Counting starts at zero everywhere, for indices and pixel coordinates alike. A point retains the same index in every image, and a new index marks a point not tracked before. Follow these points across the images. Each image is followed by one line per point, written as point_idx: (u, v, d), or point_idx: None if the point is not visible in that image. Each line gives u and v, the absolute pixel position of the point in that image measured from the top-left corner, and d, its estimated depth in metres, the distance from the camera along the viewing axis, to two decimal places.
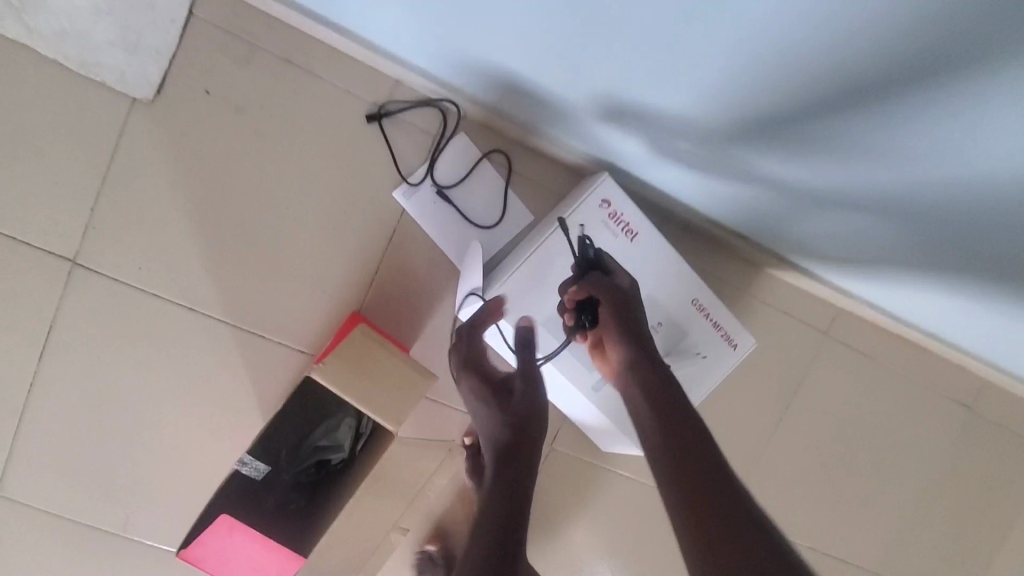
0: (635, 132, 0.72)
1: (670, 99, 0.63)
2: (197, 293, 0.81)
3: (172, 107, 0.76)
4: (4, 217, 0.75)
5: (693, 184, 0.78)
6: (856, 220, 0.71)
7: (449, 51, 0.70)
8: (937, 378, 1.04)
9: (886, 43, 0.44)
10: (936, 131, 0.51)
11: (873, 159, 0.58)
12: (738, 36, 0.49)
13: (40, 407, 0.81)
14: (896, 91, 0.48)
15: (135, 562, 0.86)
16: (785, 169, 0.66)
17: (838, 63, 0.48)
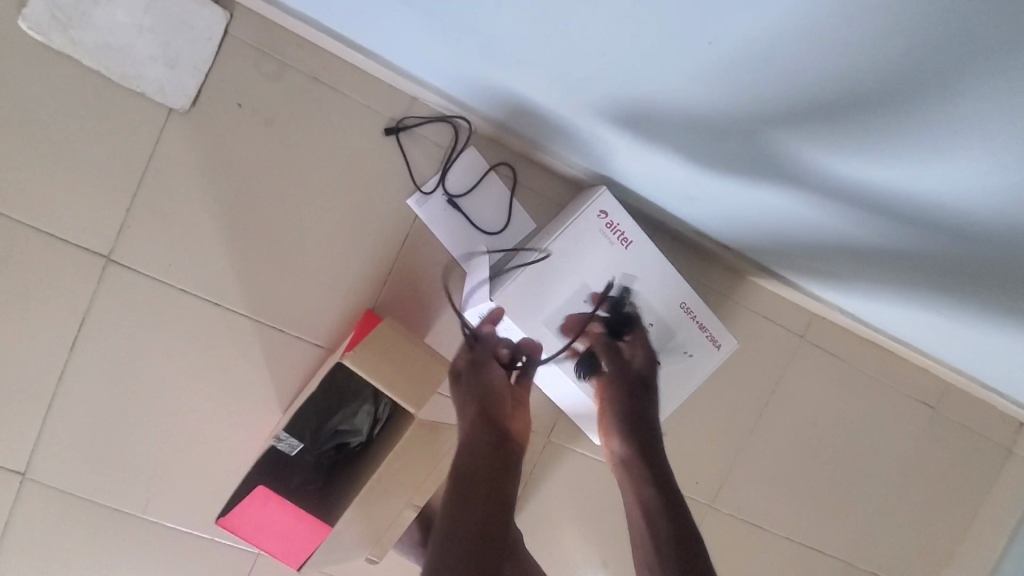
0: (638, 140, 0.75)
1: (670, 128, 0.68)
2: (222, 289, 0.87)
3: (207, 118, 0.83)
4: (45, 215, 0.81)
5: (690, 190, 0.82)
6: (841, 237, 0.77)
7: (464, 75, 0.78)
8: (903, 380, 1.13)
9: (865, 87, 0.49)
10: (913, 164, 0.56)
11: (857, 186, 0.64)
12: (731, 78, 0.55)
13: (68, 395, 0.86)
14: (875, 129, 0.54)
15: (154, 543, 0.91)
16: (780, 176, 0.68)
17: (824, 104, 0.53)
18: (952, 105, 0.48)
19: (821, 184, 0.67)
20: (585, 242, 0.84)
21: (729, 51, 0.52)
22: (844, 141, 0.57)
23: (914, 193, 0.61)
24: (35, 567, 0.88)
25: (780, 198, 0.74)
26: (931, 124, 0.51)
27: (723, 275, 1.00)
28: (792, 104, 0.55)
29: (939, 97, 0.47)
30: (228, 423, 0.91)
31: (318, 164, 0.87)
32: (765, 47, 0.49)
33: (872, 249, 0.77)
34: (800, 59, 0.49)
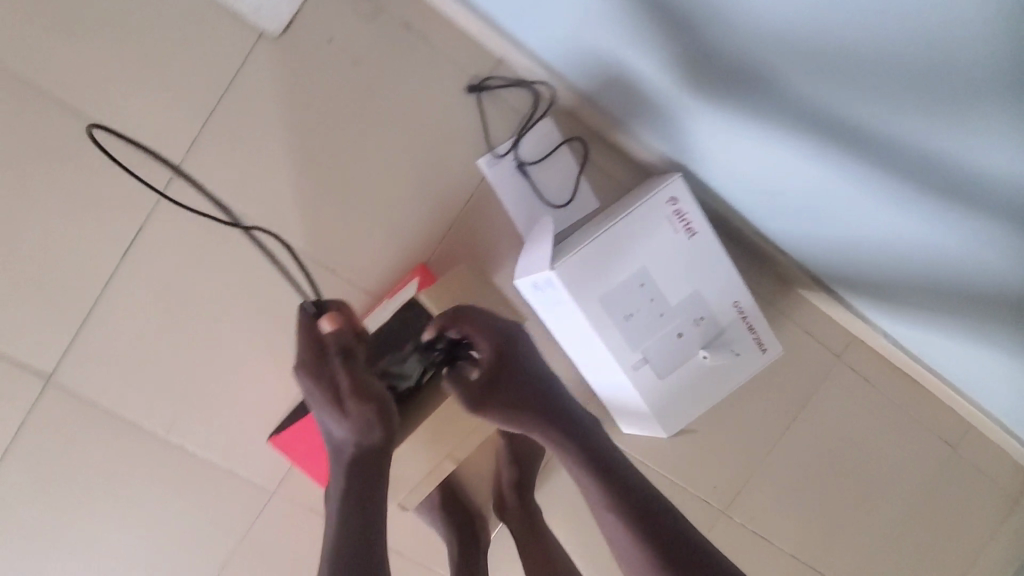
0: (695, 117, 0.77)
1: (717, 108, 0.73)
2: (282, 220, 0.86)
3: (296, 48, 0.84)
4: (121, 118, 0.81)
5: (749, 184, 0.82)
6: (899, 244, 0.76)
7: (566, 34, 0.77)
8: (926, 413, 1.13)
9: (877, 59, 0.53)
10: (933, 141, 0.58)
11: (894, 172, 0.65)
12: (766, 53, 0.61)
13: (112, 303, 0.85)
14: (891, 104, 0.57)
15: (172, 465, 0.90)
16: (809, 158, 0.71)
17: (843, 80, 0.58)
18: (956, 73, 0.50)
19: (865, 175, 0.68)
20: (651, 227, 0.84)
21: (765, 25, 0.58)
22: (866, 119, 0.60)
23: (942, 172, 0.61)
24: (50, 473, 0.87)
25: (832, 195, 0.74)
26: (945, 94, 0.53)
27: (771, 283, 1.01)
28: (825, 81, 0.59)
29: (943, 63, 0.50)
30: (266, 356, 0.90)
31: (396, 110, 0.87)
32: (799, 21, 0.55)
33: (932, 255, 0.75)
34: (822, 32, 0.54)
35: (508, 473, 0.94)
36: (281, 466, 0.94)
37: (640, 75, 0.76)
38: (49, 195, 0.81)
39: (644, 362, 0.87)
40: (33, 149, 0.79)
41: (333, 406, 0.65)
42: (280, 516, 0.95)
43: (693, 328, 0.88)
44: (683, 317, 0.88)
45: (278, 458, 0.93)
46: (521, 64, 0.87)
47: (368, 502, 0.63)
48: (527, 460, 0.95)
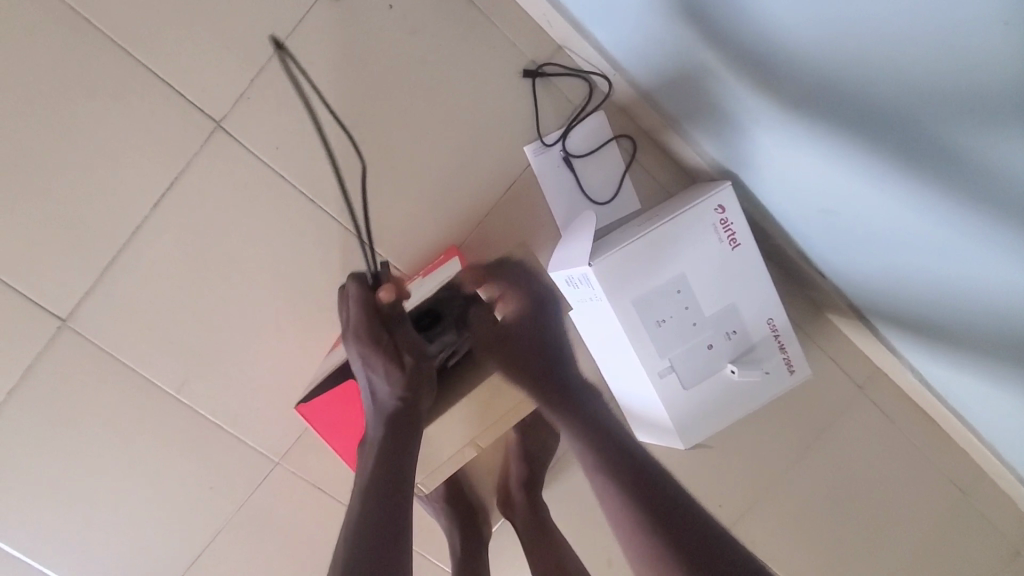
0: (739, 114, 0.75)
1: (749, 99, 0.71)
2: (320, 186, 0.85)
3: (356, 11, 0.82)
4: (170, 63, 0.79)
5: (795, 196, 0.80)
6: (942, 265, 0.70)
7: (629, 26, 0.77)
8: (941, 455, 1.12)
9: (888, 50, 0.51)
10: (948, 146, 0.54)
11: (918, 180, 0.60)
12: (789, 44, 0.60)
13: (137, 252, 0.83)
14: (904, 103, 0.54)
15: (179, 425, 0.88)
16: (841, 169, 0.68)
17: (860, 76, 0.56)
18: (967, 74, 0.47)
19: (892, 183, 0.64)
20: (695, 233, 0.82)
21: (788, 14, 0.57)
22: (881, 118, 0.58)
23: (963, 180, 0.56)
24: (54, 418, 0.84)
25: (867, 203, 0.70)
26: (955, 95, 0.49)
27: (803, 305, 1.00)
28: (844, 75, 0.57)
29: (953, 57, 0.47)
30: (286, 323, 0.88)
31: (448, 87, 0.85)
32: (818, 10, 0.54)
33: (975, 280, 0.68)
34: (838, 20, 0.53)
35: (518, 470, 0.92)
36: (288, 436, 0.92)
37: (696, 72, 0.75)
38: (87, 133, 0.79)
39: (670, 371, 0.85)
40: (76, 83, 0.77)
41: (389, 361, 0.67)
42: (281, 488, 0.93)
43: (724, 341, 0.86)
44: (716, 329, 0.86)
45: (287, 428, 0.91)
46: (580, 54, 0.86)
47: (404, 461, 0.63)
48: (538, 458, 0.94)
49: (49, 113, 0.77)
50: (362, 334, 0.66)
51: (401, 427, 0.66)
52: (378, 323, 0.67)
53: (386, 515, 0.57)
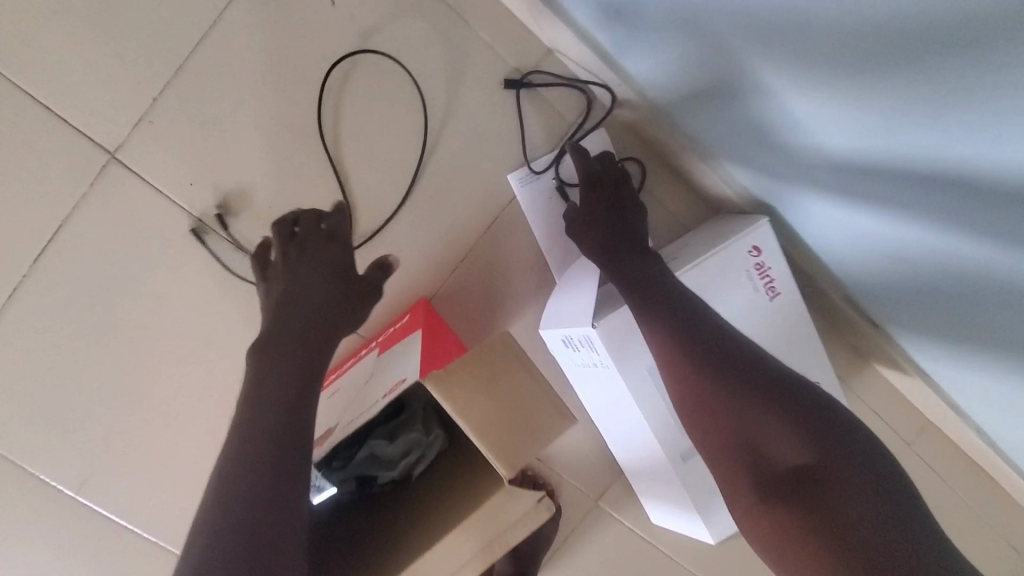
0: (729, 112, 0.60)
1: (742, 94, 0.56)
2: (250, 228, 0.67)
3: (288, 8, 0.65)
4: (46, 79, 0.62)
5: (838, 225, 0.63)
6: (980, 292, 0.55)
7: (617, 23, 0.61)
8: (1003, 519, 0.96)
9: (835, 16, 0.40)
10: (925, 121, 0.42)
11: (917, 172, 0.47)
12: (725, 20, 0.49)
13: (14, 319, 0.65)
14: (868, 75, 0.43)
15: (79, 534, 0.69)
16: (873, 172, 0.52)
17: (814, 49, 0.44)
18: (936, 38, 0.36)
19: (889, 181, 0.51)
20: (724, 281, 0.65)
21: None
22: (843, 94, 0.46)
23: (954, 166, 0.44)
24: None
25: (871, 208, 0.56)
26: (924, 58, 0.38)
27: (844, 353, 0.84)
28: (799, 52, 0.46)
29: (908, 21, 0.36)
30: (214, 401, 0.70)
31: (410, 101, 0.68)
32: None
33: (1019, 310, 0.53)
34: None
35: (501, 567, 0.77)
36: None
37: (683, 68, 0.59)
38: None
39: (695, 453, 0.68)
40: None
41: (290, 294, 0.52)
42: None
43: None
44: None
45: None
46: (574, 57, 0.69)
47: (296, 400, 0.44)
48: (527, 553, 0.76)
49: None
50: (314, 246, 0.56)
51: (280, 356, 0.47)
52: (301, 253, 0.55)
53: (261, 462, 0.39)
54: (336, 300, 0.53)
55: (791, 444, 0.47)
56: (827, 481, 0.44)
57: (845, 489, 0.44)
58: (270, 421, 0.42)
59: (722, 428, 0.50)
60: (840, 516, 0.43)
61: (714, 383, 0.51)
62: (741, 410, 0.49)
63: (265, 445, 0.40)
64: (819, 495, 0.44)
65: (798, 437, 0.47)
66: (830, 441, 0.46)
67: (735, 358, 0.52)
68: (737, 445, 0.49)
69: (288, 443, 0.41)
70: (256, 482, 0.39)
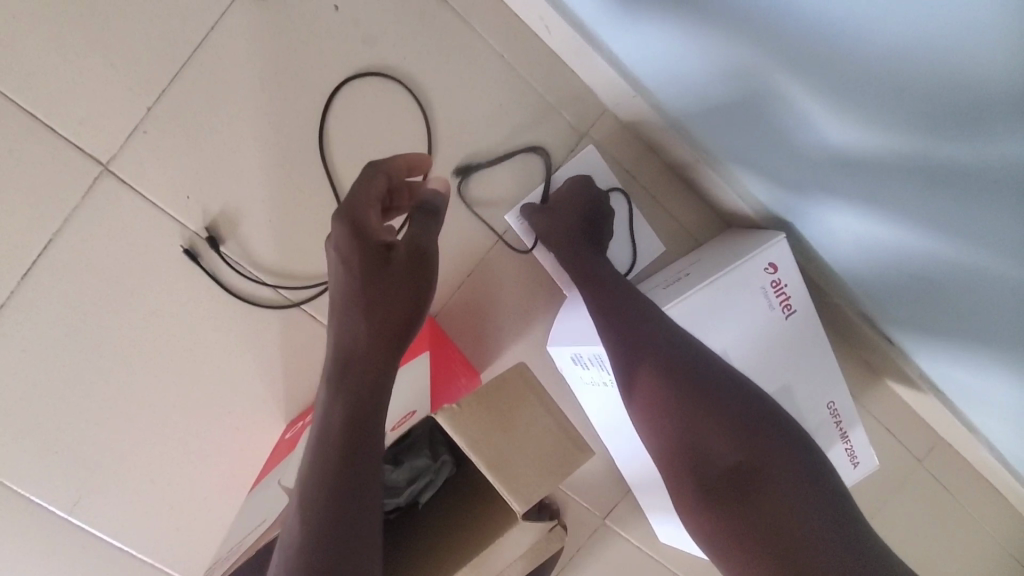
0: (752, 122, 0.57)
1: (777, 112, 0.53)
2: (249, 242, 0.64)
3: (290, 13, 0.62)
4: (37, 88, 0.59)
5: (853, 241, 0.61)
6: (1004, 312, 0.54)
7: (643, 37, 0.57)
8: (1016, 535, 0.94)
9: (868, 54, 0.41)
10: (925, 155, 0.45)
11: (907, 200, 0.51)
12: (739, 56, 0.50)
13: (4, 336, 0.62)
14: (875, 111, 0.45)
15: (71, 556, 0.67)
16: (870, 174, 0.51)
17: (828, 84, 0.46)
18: (963, 82, 0.38)
19: (854, 194, 0.54)
20: (739, 299, 0.63)
21: (729, 29, 0.49)
22: (845, 127, 0.48)
23: (946, 196, 0.47)
24: None
25: (857, 228, 0.59)
26: (942, 101, 0.40)
27: (856, 368, 0.83)
28: (812, 88, 0.48)
29: (937, 65, 0.38)
30: (213, 421, 0.67)
31: (416, 111, 0.66)
32: (765, 21, 0.45)
33: (994, 323, 0.56)
34: (795, 33, 0.44)
35: None
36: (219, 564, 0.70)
37: (713, 84, 0.56)
38: None
39: None
40: None
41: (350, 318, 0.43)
42: None
43: None
44: None
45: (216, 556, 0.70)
46: (587, 69, 0.67)
47: (370, 425, 0.40)
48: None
49: None
50: (345, 241, 0.44)
51: (357, 379, 0.41)
52: (351, 261, 0.43)
53: (336, 502, 0.37)
54: (383, 289, 0.42)
55: (727, 442, 0.48)
56: (764, 484, 0.46)
57: (781, 491, 0.46)
58: (334, 461, 0.38)
59: (669, 443, 0.50)
60: (783, 524, 0.45)
61: (664, 399, 0.50)
62: (687, 429, 0.49)
63: (339, 478, 0.37)
64: (757, 502, 0.46)
65: (735, 434, 0.48)
66: (764, 439, 0.48)
67: (682, 372, 0.51)
68: (686, 461, 0.49)
69: (350, 484, 0.38)
70: (333, 529, 0.36)
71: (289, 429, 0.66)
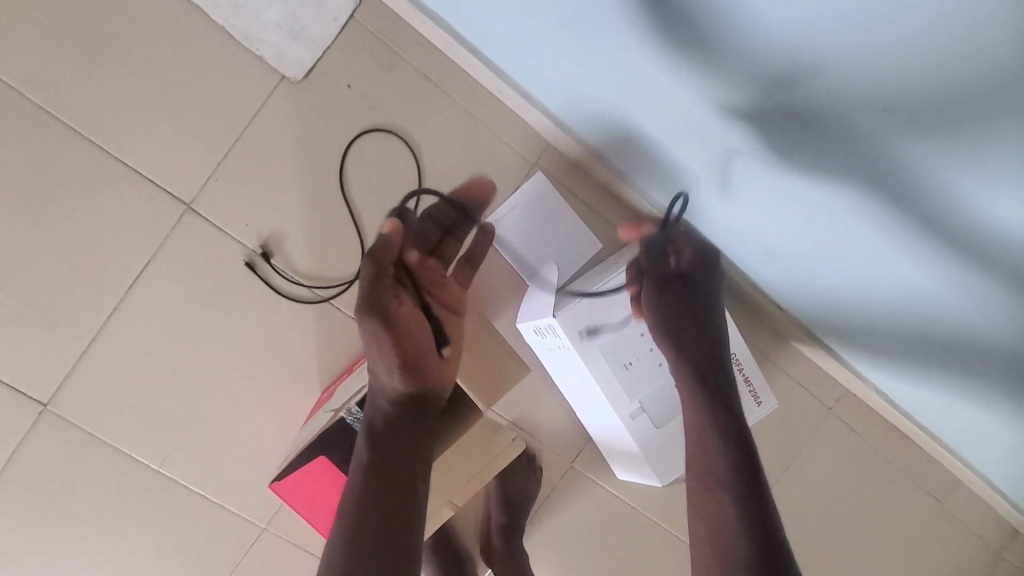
0: (683, 153, 0.77)
1: (689, 146, 0.74)
2: (290, 255, 0.88)
3: (315, 90, 0.87)
4: (138, 152, 0.83)
5: (739, 232, 0.84)
6: (840, 272, 0.77)
7: (575, 94, 0.81)
8: (922, 472, 1.13)
9: (776, 104, 0.58)
10: (929, 167, 0.52)
11: (906, 211, 0.59)
12: (743, 87, 0.59)
13: (115, 331, 0.85)
14: (879, 130, 0.52)
15: (162, 499, 0.88)
16: (788, 194, 0.69)
17: (757, 118, 0.62)
18: (954, 91, 0.45)
19: (761, 204, 0.75)
20: None
21: (731, 64, 0.57)
22: (853, 147, 0.56)
23: (945, 201, 0.54)
24: (38, 501, 0.85)
25: (739, 225, 0.82)
26: (935, 113, 0.48)
27: (766, 334, 1.04)
28: (815, 111, 0.55)
29: (933, 76, 0.45)
30: (266, 391, 0.90)
31: (409, 156, 0.90)
32: (738, 55, 0.56)
33: (979, 303, 0.66)
34: (725, 89, 0.61)
35: (500, 517, 0.95)
36: (272, 503, 0.92)
37: (636, 126, 0.78)
38: (65, 223, 0.82)
39: (641, 412, 0.88)
40: (51, 178, 0.81)
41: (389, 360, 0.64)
42: (272, 554, 0.92)
43: None
44: None
45: (270, 495, 0.91)
46: (530, 118, 0.91)
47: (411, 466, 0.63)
48: (518, 503, 0.96)
49: (25, 208, 0.81)
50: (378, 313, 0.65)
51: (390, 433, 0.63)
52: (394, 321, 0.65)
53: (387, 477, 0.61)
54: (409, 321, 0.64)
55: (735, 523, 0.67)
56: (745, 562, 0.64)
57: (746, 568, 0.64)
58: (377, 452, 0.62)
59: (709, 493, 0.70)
60: None
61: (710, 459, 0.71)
62: (700, 427, 0.74)
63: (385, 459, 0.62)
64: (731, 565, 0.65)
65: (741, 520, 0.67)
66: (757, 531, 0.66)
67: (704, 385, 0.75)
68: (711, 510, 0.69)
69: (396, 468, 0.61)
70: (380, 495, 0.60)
71: (324, 392, 0.88)
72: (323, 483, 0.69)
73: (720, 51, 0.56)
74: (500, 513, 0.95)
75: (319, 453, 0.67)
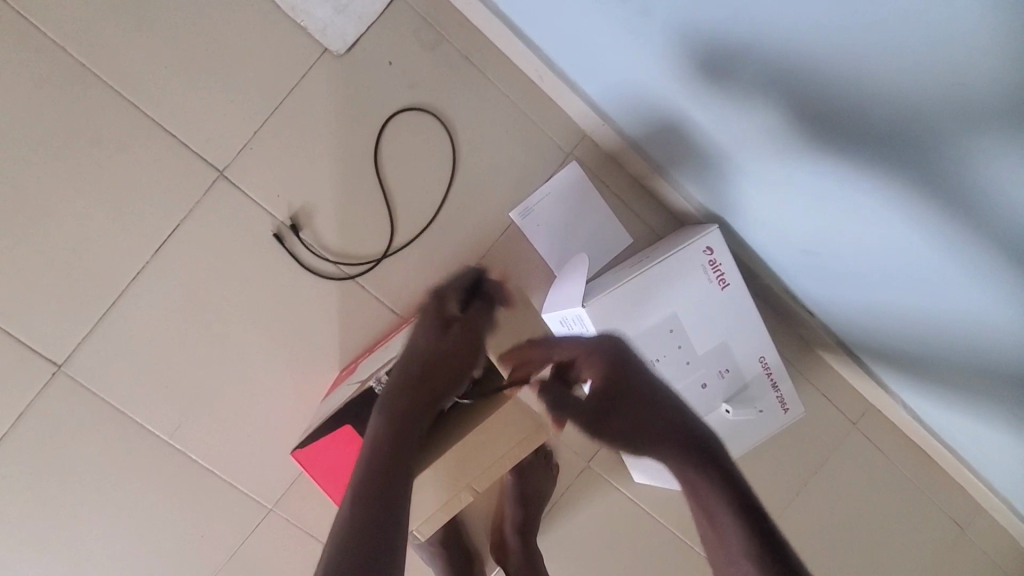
0: (713, 148, 0.79)
1: (719, 140, 0.76)
2: (318, 228, 0.87)
3: (357, 66, 0.87)
4: (175, 115, 0.83)
5: (767, 232, 0.85)
6: (870, 276, 0.77)
7: (611, 83, 0.82)
8: (945, 496, 1.10)
9: (803, 100, 0.60)
10: (948, 168, 0.54)
11: (933, 213, 0.60)
12: (774, 85, 0.62)
13: (137, 295, 0.84)
14: (904, 133, 0.55)
15: (169, 470, 0.86)
16: (813, 192, 0.71)
17: (784, 116, 0.64)
18: (972, 107, 0.48)
19: (788, 202, 0.76)
20: (685, 273, 0.84)
21: (770, 60, 0.59)
22: (882, 144, 0.58)
23: (959, 206, 0.57)
24: (44, 465, 0.83)
25: (768, 224, 0.83)
26: (955, 123, 0.50)
27: (791, 342, 1.02)
28: (844, 111, 0.58)
29: (953, 90, 0.48)
30: (283, 366, 0.88)
31: (444, 136, 0.89)
32: (769, 52, 0.58)
33: (990, 313, 0.68)
34: (757, 85, 0.64)
35: (514, 513, 0.90)
36: (281, 483, 0.89)
37: (670, 118, 0.80)
38: (95, 181, 0.82)
39: None
40: (87, 135, 0.81)
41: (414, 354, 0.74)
42: (275, 537, 0.90)
43: (718, 380, 0.87)
44: (709, 367, 0.87)
45: (279, 475, 0.89)
46: (566, 106, 0.91)
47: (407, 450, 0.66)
48: (534, 502, 0.92)
49: (58, 164, 0.81)
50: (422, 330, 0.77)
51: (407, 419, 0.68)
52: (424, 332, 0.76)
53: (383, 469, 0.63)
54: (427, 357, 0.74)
55: None
56: None
57: None
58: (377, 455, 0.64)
59: None
60: None
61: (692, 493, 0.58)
62: None
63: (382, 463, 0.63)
64: None
65: None
66: None
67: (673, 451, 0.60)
68: None
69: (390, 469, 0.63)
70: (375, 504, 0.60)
71: (344, 371, 0.86)
72: (349, 455, 0.72)
73: (759, 49, 0.59)
74: (516, 513, 0.91)
75: (346, 422, 0.70)
